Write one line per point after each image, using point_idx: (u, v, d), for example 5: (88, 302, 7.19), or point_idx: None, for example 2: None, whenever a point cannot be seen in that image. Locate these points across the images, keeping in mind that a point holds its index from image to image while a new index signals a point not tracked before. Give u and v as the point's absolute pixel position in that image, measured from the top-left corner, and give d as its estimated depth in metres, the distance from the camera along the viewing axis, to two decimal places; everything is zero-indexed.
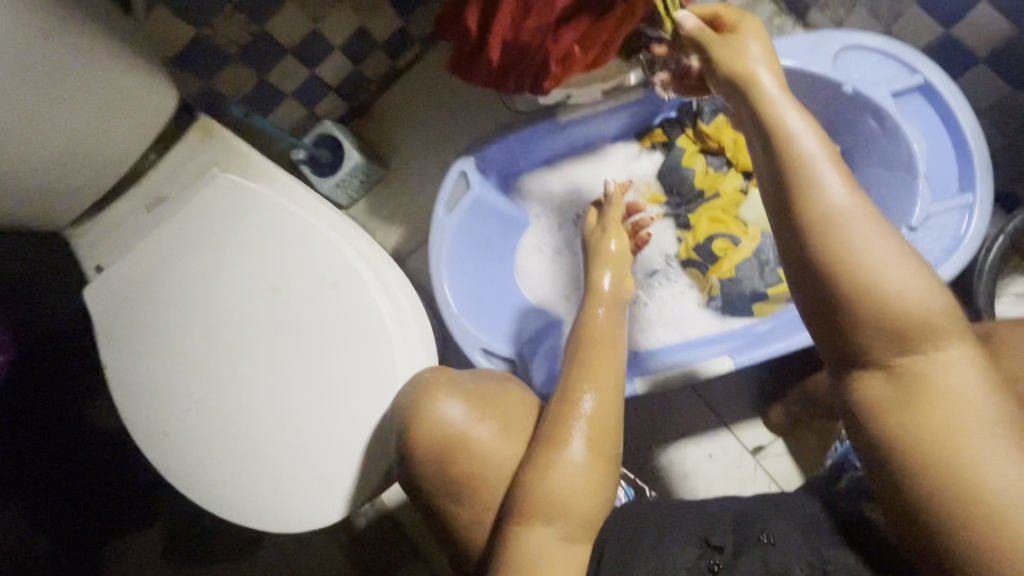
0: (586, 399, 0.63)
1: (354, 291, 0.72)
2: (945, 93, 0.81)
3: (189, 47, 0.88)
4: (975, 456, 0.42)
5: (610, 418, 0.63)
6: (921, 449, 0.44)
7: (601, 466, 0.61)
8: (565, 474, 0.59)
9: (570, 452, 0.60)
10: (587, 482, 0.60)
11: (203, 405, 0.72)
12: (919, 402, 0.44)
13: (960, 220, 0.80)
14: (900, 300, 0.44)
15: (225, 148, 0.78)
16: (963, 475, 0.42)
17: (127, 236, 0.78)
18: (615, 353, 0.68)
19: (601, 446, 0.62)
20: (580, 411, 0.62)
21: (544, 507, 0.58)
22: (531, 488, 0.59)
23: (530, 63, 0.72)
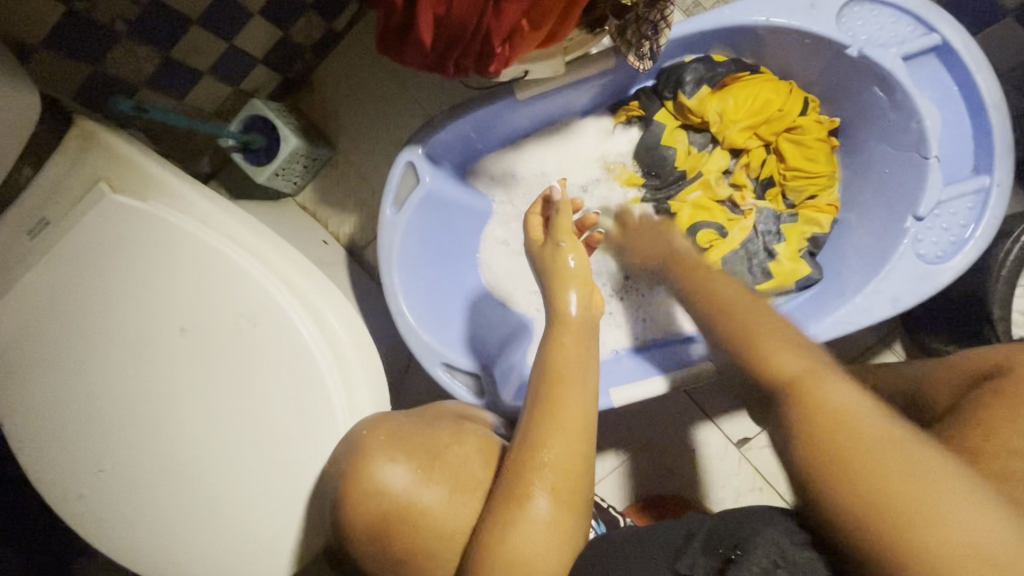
0: (552, 445, 0.55)
1: (280, 329, 0.61)
2: (965, 55, 0.69)
3: (63, 25, 0.72)
4: (869, 451, 0.41)
5: (578, 463, 0.55)
6: (821, 439, 0.44)
7: (567, 518, 0.54)
8: (529, 534, 0.52)
9: (534, 509, 0.53)
10: (554, 539, 0.53)
11: (118, 465, 0.63)
12: (820, 414, 0.46)
13: (975, 206, 0.70)
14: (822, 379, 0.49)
15: (114, 157, 0.65)
16: (862, 472, 0.41)
17: (7, 270, 0.65)
18: (584, 388, 0.58)
19: (568, 497, 0.54)
20: (543, 459, 0.54)
21: (504, 573, 0.51)
22: (490, 552, 0.52)
23: (469, 44, 0.58)
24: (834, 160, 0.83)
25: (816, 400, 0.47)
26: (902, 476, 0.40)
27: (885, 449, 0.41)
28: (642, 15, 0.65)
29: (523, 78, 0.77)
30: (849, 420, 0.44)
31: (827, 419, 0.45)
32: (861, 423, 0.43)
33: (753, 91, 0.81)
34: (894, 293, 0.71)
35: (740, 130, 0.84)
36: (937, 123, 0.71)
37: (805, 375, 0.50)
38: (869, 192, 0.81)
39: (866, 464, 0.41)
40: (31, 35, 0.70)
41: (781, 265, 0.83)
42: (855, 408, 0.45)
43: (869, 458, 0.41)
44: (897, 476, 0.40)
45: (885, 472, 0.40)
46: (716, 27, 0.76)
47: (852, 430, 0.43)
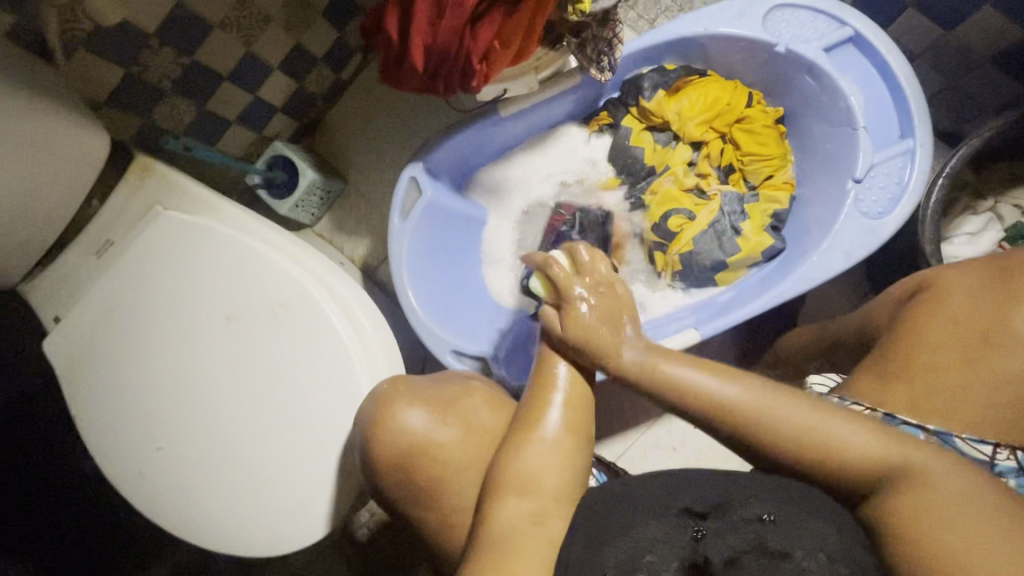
0: (558, 391, 0.62)
1: (308, 311, 0.71)
2: (874, 41, 0.81)
3: (121, 86, 0.87)
4: (947, 528, 0.46)
5: (583, 402, 0.63)
6: (909, 538, 0.47)
7: (574, 443, 0.61)
8: (537, 454, 0.60)
9: (545, 433, 0.61)
10: (560, 460, 0.60)
11: (176, 440, 0.72)
12: (750, 424, 0.54)
13: (905, 165, 0.80)
14: (863, 462, 0.51)
15: (165, 184, 0.78)
16: (939, 553, 0.45)
17: (81, 283, 0.78)
18: None
19: (576, 427, 0.61)
20: (553, 401, 0.62)
21: (516, 485, 0.59)
22: (504, 471, 0.60)
23: (452, 65, 0.71)
24: (784, 143, 0.95)
25: (830, 447, 0.52)
26: (987, 557, 0.44)
27: (963, 542, 0.45)
28: (597, 33, 0.79)
29: (504, 96, 0.90)
30: (791, 428, 0.53)
31: (914, 531, 0.47)
32: (957, 502, 0.47)
33: (703, 90, 0.93)
34: (847, 248, 0.80)
35: (697, 124, 0.96)
36: (862, 99, 0.82)
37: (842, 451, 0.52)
38: (817, 167, 0.91)
39: (948, 557, 0.45)
40: (98, 96, 0.87)
41: (747, 238, 0.92)
42: (783, 406, 0.54)
43: (954, 534, 0.45)
44: (957, 541, 0.45)
45: (948, 544, 0.45)
46: (664, 40, 0.90)
47: (928, 527, 0.47)
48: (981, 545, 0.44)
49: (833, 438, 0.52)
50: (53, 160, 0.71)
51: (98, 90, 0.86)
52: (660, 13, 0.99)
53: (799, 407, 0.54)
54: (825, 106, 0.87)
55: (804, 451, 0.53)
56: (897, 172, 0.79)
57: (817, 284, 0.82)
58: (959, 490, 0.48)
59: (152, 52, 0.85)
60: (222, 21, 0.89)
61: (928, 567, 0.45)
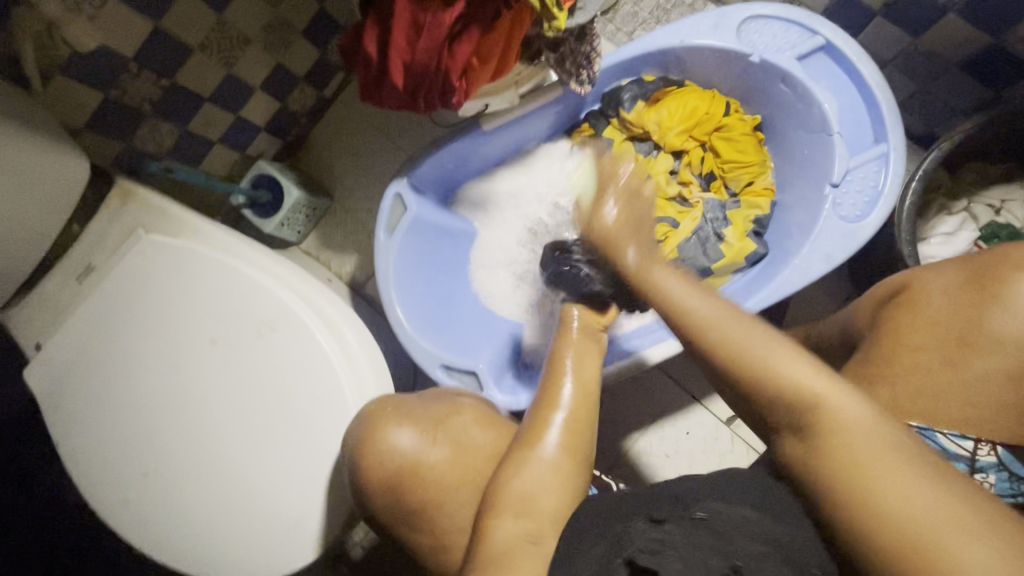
0: (558, 412, 0.64)
1: (294, 332, 0.71)
2: (845, 49, 0.83)
3: (100, 110, 0.87)
4: (886, 476, 0.41)
5: (583, 423, 0.64)
6: (835, 463, 0.43)
7: (573, 466, 0.62)
8: (535, 473, 0.61)
9: (544, 452, 0.62)
10: (558, 479, 0.61)
11: (162, 466, 0.71)
12: (698, 317, 0.54)
13: (880, 170, 0.82)
14: (792, 381, 0.46)
15: (147, 207, 0.78)
16: (881, 504, 0.40)
17: (62, 309, 0.77)
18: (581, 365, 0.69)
19: (576, 450, 0.63)
20: (553, 421, 0.64)
21: (514, 503, 0.59)
22: (503, 487, 0.61)
23: (432, 83, 0.72)
24: (763, 151, 0.96)
25: (761, 371, 0.48)
26: (924, 507, 0.39)
27: (894, 476, 0.40)
28: (575, 48, 0.80)
29: (486, 112, 0.91)
30: (744, 351, 0.49)
31: (820, 459, 0.44)
32: (879, 434, 0.43)
33: (682, 100, 0.95)
34: (827, 252, 0.82)
35: (677, 134, 0.97)
36: (835, 106, 0.84)
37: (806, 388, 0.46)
38: (796, 172, 0.93)
39: (876, 471, 0.41)
40: (76, 121, 0.86)
41: (730, 245, 0.94)
42: (747, 333, 0.50)
43: (876, 479, 0.41)
44: (894, 484, 0.40)
45: (887, 483, 0.40)
46: (641, 53, 0.91)
47: (851, 450, 0.43)
48: (918, 485, 0.40)
49: (759, 363, 0.48)
50: (32, 187, 0.71)
51: (77, 115, 0.85)
52: (638, 26, 1.01)
53: (756, 332, 0.50)
54: (801, 113, 0.88)
55: (724, 339, 0.51)
56: (872, 176, 0.81)
57: (799, 289, 0.83)
58: (867, 421, 0.44)
59: (130, 75, 0.85)
60: (202, 44, 0.89)
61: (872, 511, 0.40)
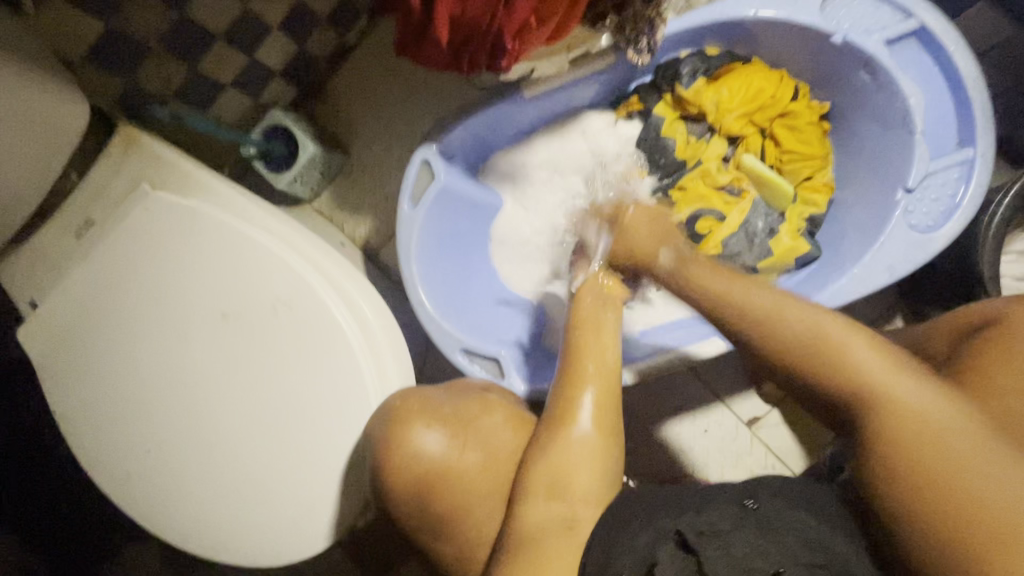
0: (587, 393, 0.62)
1: (311, 312, 0.65)
2: (942, 36, 0.73)
3: (100, 42, 0.78)
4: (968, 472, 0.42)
5: (612, 407, 0.62)
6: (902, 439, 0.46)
7: (608, 444, 0.61)
8: (570, 454, 0.60)
9: (575, 434, 0.61)
10: (593, 464, 0.60)
11: (167, 445, 0.67)
12: (693, 267, 0.62)
13: (961, 176, 0.74)
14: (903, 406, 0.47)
15: (153, 160, 0.70)
16: (947, 486, 0.43)
17: (59, 266, 0.71)
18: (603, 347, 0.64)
19: (607, 424, 0.62)
20: (582, 399, 0.62)
21: (547, 484, 0.60)
22: (534, 473, 0.61)
23: (480, 42, 0.63)
24: (826, 143, 0.89)
25: (838, 364, 0.50)
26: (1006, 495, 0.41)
27: (974, 468, 0.42)
28: (640, 12, 0.70)
29: (530, 76, 0.82)
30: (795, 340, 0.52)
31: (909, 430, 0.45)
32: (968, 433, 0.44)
33: (746, 79, 0.86)
34: (890, 263, 0.75)
35: (736, 117, 0.89)
36: (921, 101, 0.75)
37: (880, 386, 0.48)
38: (861, 171, 0.86)
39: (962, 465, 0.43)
40: (75, 53, 0.77)
41: (781, 242, 0.86)
42: (794, 310, 0.54)
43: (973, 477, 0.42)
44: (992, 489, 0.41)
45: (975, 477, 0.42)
46: (709, 22, 0.81)
47: (918, 431, 0.45)
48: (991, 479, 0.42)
49: (836, 356, 0.50)
50: (28, 129, 0.63)
51: (75, 46, 0.76)
52: None
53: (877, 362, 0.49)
54: (883, 106, 0.80)
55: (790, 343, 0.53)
56: (953, 183, 0.75)
57: (856, 300, 0.77)
58: (965, 437, 0.44)
59: (135, 4, 0.76)
60: None
61: (929, 505, 0.43)
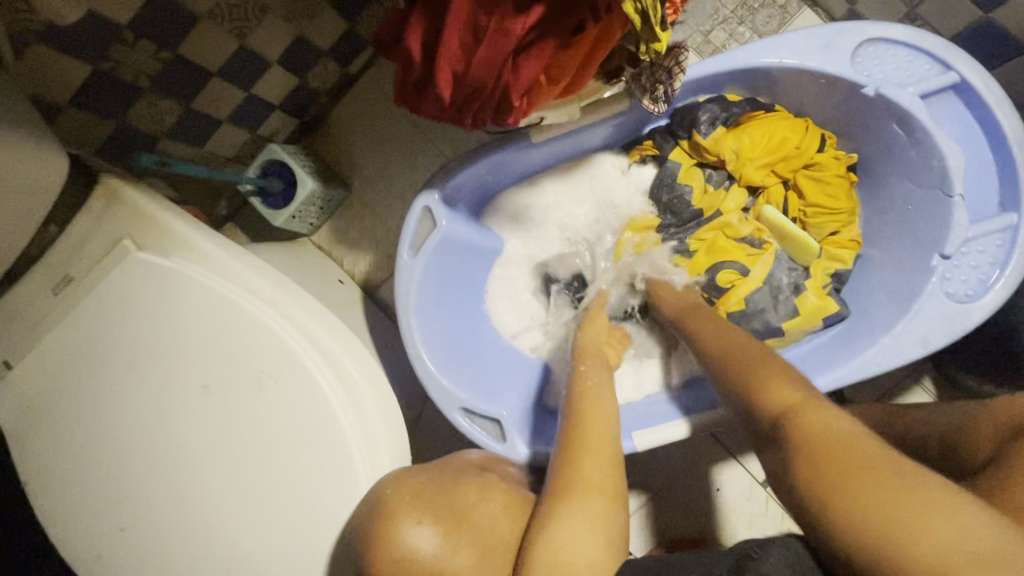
0: (586, 456, 0.60)
1: (298, 386, 0.60)
2: (984, 93, 0.68)
3: (89, 84, 0.74)
4: (853, 471, 0.43)
5: (613, 468, 0.60)
6: (809, 448, 0.47)
7: (611, 514, 0.57)
8: (571, 529, 0.56)
9: (574, 506, 0.57)
10: (593, 535, 0.56)
11: (141, 524, 0.62)
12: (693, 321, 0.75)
13: (1003, 244, 0.68)
14: (821, 421, 0.49)
15: (135, 214, 0.66)
16: (848, 491, 0.43)
17: (35, 327, 0.66)
18: (608, 426, 0.63)
19: (610, 491, 0.58)
20: (581, 466, 0.59)
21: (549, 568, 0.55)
22: (535, 544, 0.57)
23: (486, 100, 0.58)
24: (853, 196, 0.83)
25: (762, 390, 0.56)
26: (879, 499, 0.41)
27: (892, 472, 0.42)
28: (658, 63, 0.65)
29: (539, 124, 0.77)
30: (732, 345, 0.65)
31: (814, 437, 0.48)
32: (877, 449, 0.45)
33: (769, 128, 0.81)
34: (925, 333, 0.70)
35: (758, 167, 0.83)
36: (960, 160, 0.70)
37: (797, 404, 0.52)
38: (892, 228, 0.80)
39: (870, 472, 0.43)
40: (60, 96, 0.73)
41: (806, 301, 0.81)
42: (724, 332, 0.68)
43: (859, 477, 0.43)
44: (874, 487, 0.42)
45: (869, 479, 0.42)
46: (729, 69, 0.77)
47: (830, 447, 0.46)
48: (891, 489, 0.41)
49: (762, 385, 0.56)
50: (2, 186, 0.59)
51: (61, 88, 0.72)
52: (717, 26, 0.89)
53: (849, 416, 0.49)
54: (917, 162, 0.74)
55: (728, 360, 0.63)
56: (994, 249, 0.69)
57: (887, 370, 0.71)
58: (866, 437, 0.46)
59: (125, 46, 0.72)
60: (210, 10, 0.76)
61: (829, 508, 0.43)
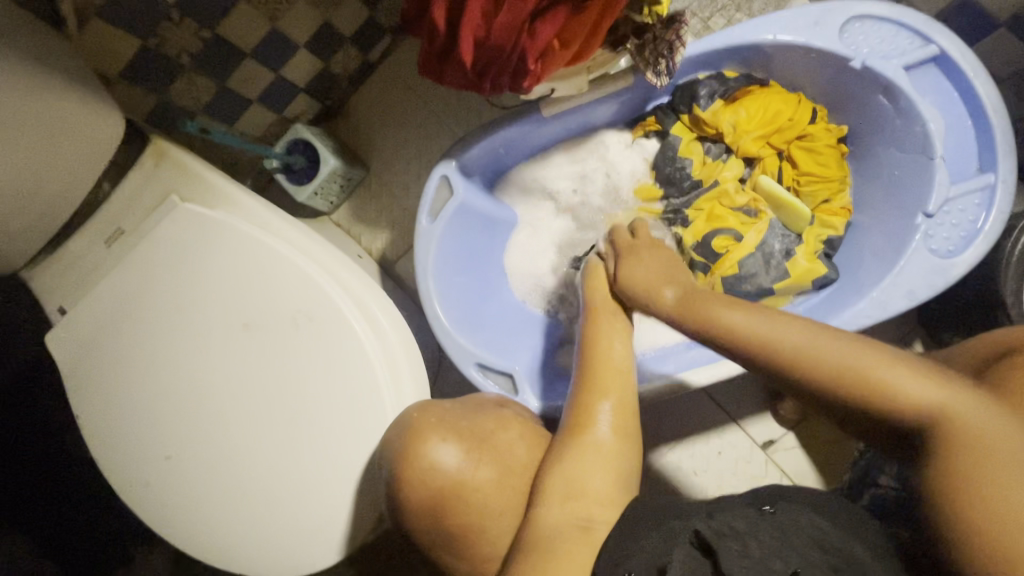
0: (604, 403, 0.62)
1: (331, 324, 0.66)
2: (962, 63, 0.74)
3: (136, 59, 0.81)
4: (979, 452, 0.43)
5: (630, 415, 0.62)
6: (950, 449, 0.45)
7: (623, 453, 0.61)
8: (585, 464, 0.60)
9: (590, 446, 0.61)
10: (608, 471, 0.60)
11: (185, 452, 0.67)
12: (695, 298, 0.60)
13: (982, 202, 0.74)
14: (908, 397, 0.48)
15: (182, 172, 0.72)
16: (994, 476, 0.42)
17: (89, 274, 0.73)
18: (624, 381, 0.63)
19: (627, 434, 0.61)
20: (600, 411, 0.62)
21: (564, 495, 0.60)
22: (550, 475, 0.61)
23: (504, 64, 0.64)
24: (844, 165, 0.89)
25: (826, 373, 0.51)
26: (1015, 467, 0.42)
27: (979, 440, 0.44)
28: (660, 35, 0.72)
29: (549, 96, 0.83)
30: (778, 335, 0.53)
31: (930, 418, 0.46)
32: (990, 424, 0.44)
33: (764, 102, 0.87)
34: (910, 287, 0.75)
35: (753, 138, 0.89)
36: (941, 126, 0.75)
37: (871, 377, 0.49)
38: (881, 194, 0.85)
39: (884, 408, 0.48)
40: (111, 69, 0.80)
41: (798, 264, 0.86)
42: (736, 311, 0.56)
43: (968, 460, 0.44)
44: (1000, 460, 0.43)
45: (996, 459, 0.43)
46: (726, 46, 0.83)
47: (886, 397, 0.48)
48: (1015, 451, 0.43)
49: (826, 361, 0.51)
50: (65, 142, 0.65)
51: (111, 61, 0.79)
52: (716, 12, 0.95)
53: (911, 377, 0.48)
54: (901, 131, 0.80)
55: (764, 342, 0.54)
56: (974, 207, 0.74)
57: (876, 323, 0.76)
58: (949, 403, 0.46)
59: (170, 23, 0.79)
60: None
61: (976, 490, 0.43)
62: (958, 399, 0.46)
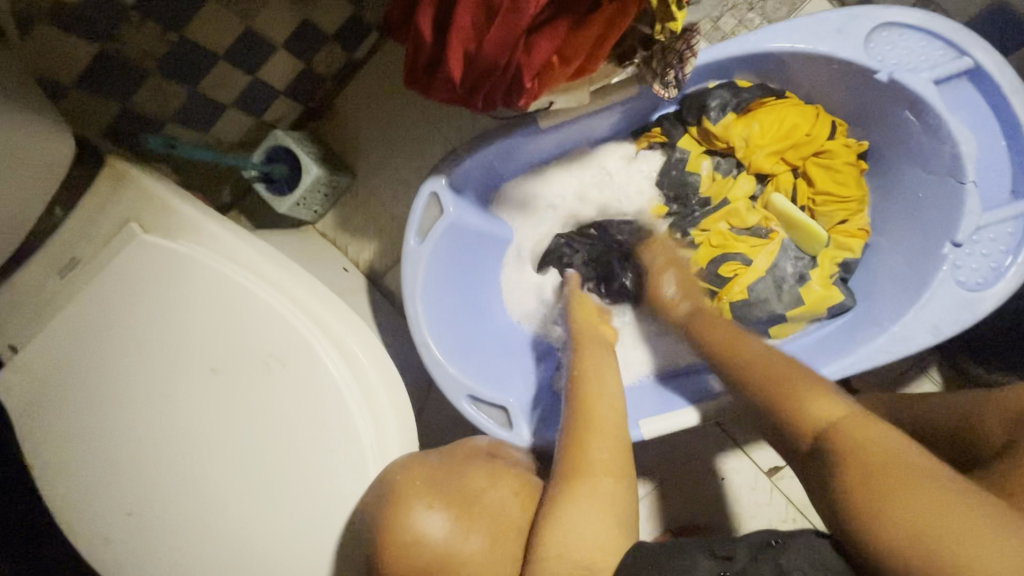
0: (595, 443, 0.60)
1: (307, 369, 0.60)
2: (998, 79, 0.67)
3: (94, 64, 0.73)
4: (891, 489, 0.44)
5: (622, 458, 0.60)
6: (851, 471, 0.47)
7: (621, 503, 0.57)
8: (580, 519, 0.55)
9: (580, 494, 0.56)
10: (605, 519, 0.55)
11: (150, 507, 0.62)
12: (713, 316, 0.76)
13: (1016, 232, 0.68)
14: (862, 440, 0.49)
15: (141, 196, 0.65)
16: (891, 505, 0.43)
17: (40, 309, 0.66)
18: (615, 435, 0.61)
19: (619, 478, 0.58)
20: (589, 450, 0.59)
21: (558, 551, 0.54)
22: (543, 531, 0.56)
23: (497, 80, 0.57)
24: (863, 184, 0.83)
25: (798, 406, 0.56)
26: (940, 512, 0.41)
27: (916, 482, 0.44)
28: (671, 46, 0.65)
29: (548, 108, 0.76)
30: (764, 365, 0.63)
31: (859, 445, 0.49)
32: (929, 467, 0.44)
33: (780, 115, 0.80)
34: (934, 321, 0.69)
35: (767, 154, 0.83)
36: (972, 148, 0.69)
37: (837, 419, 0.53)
38: (901, 216, 0.80)
39: (898, 494, 0.43)
40: (66, 77, 0.72)
41: (812, 290, 0.81)
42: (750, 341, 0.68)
43: (899, 495, 0.43)
44: (936, 516, 0.41)
45: (924, 512, 0.42)
46: (740, 53, 0.76)
47: (883, 465, 0.46)
48: (967, 516, 0.40)
49: (798, 398, 0.57)
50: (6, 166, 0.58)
51: (65, 67, 0.71)
52: (728, 12, 0.88)
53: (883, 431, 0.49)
54: (925, 151, 0.74)
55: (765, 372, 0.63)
56: (1005, 236, 0.68)
57: (896, 359, 0.71)
58: (919, 460, 0.46)
59: (131, 26, 0.71)
60: None
61: (873, 526, 0.44)
62: (911, 448, 0.47)
